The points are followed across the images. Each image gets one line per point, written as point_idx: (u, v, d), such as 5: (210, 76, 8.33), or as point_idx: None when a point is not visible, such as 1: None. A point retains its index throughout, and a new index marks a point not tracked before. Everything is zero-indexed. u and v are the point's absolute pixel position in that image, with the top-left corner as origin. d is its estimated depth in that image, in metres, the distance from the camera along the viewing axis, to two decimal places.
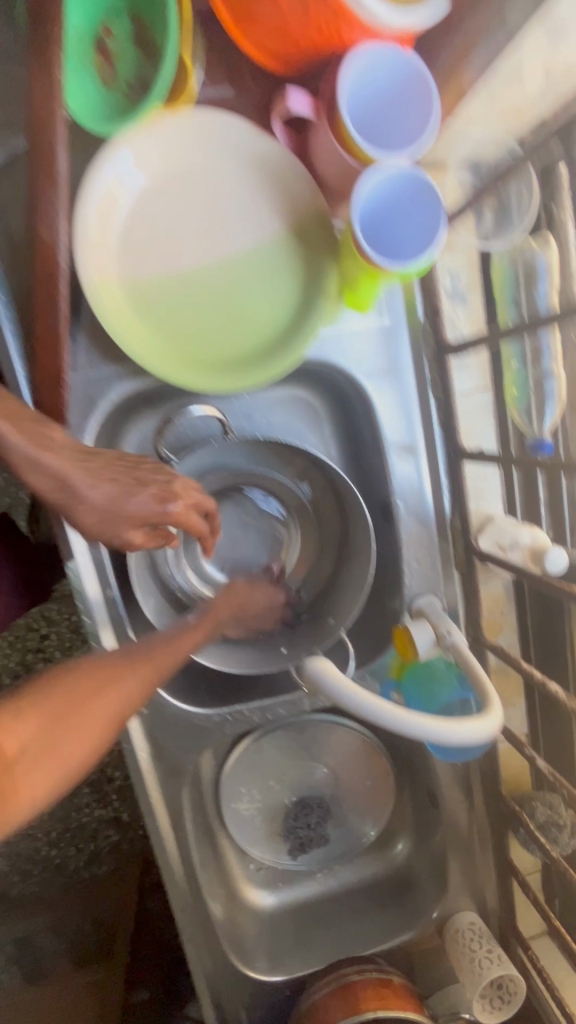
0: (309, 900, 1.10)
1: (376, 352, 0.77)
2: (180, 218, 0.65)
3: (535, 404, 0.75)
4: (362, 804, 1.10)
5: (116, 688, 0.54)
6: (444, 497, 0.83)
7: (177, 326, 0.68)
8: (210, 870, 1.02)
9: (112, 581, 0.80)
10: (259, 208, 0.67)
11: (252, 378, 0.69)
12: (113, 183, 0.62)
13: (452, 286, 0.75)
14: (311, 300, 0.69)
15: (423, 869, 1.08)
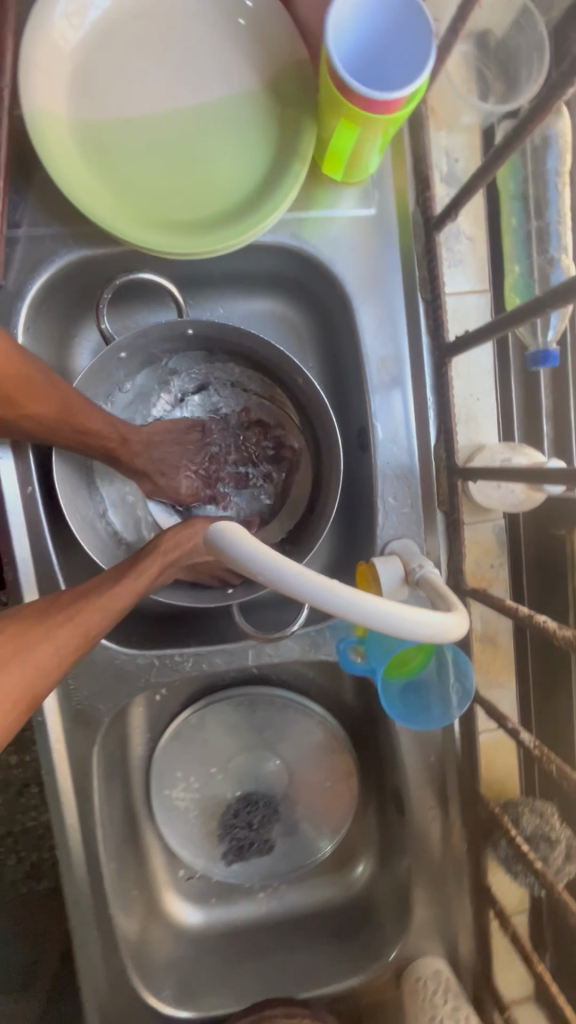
0: (244, 923, 0.91)
1: (362, 244, 0.68)
2: (144, 57, 0.59)
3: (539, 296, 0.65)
4: (318, 811, 0.91)
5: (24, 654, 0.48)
6: (430, 418, 0.70)
7: (131, 174, 0.60)
8: (125, 867, 0.85)
9: (35, 477, 0.69)
10: (231, 57, 0.60)
11: (208, 239, 0.60)
12: (74, 8, 0.57)
13: (449, 170, 0.66)
14: (284, 163, 0.61)
15: (385, 898, 0.88)
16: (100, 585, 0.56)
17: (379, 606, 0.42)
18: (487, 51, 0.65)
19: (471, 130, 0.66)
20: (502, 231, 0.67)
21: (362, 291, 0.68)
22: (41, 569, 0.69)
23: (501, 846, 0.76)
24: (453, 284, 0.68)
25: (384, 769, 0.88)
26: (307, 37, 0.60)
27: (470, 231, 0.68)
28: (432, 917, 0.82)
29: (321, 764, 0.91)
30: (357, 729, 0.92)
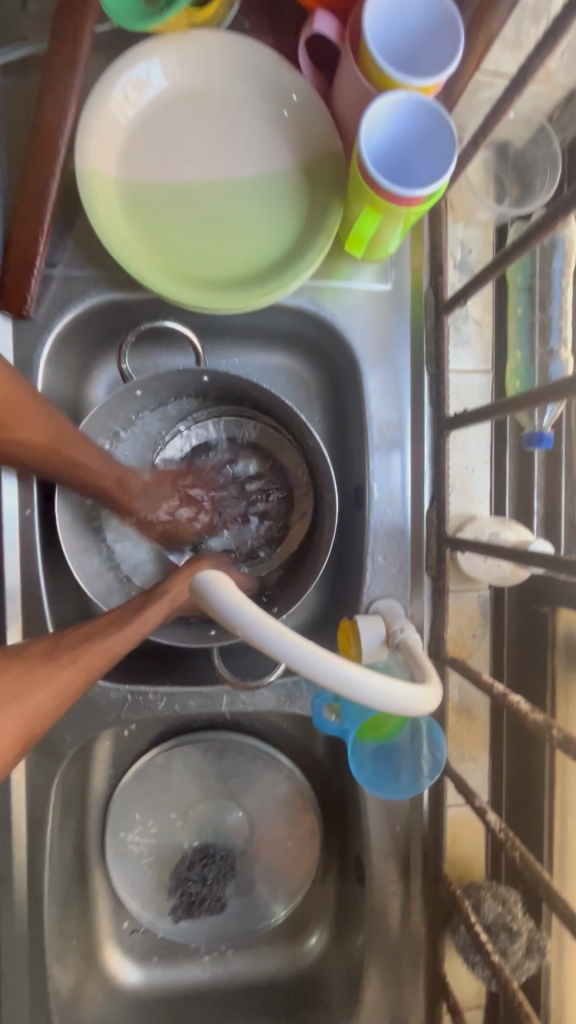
0: (186, 988, 0.86)
1: (373, 316, 0.72)
2: (193, 134, 0.64)
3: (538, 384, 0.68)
4: (277, 872, 0.88)
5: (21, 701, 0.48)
6: (424, 485, 0.72)
7: (168, 234, 0.65)
8: (69, 913, 0.81)
9: (35, 501, 0.70)
10: (271, 141, 0.66)
11: (231, 299, 0.64)
12: (134, 85, 0.62)
13: (462, 258, 0.71)
14: (310, 239, 0.66)
15: (336, 976, 0.83)
16: (99, 630, 0.55)
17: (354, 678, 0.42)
18: (506, 156, 0.71)
19: (485, 224, 0.71)
20: (508, 320, 0.71)
21: (371, 360, 0.72)
22: (28, 592, 0.69)
23: (461, 932, 0.73)
24: (457, 367, 0.72)
25: (348, 834, 0.86)
26: (342, 130, 0.66)
27: (478, 315, 0.72)
28: (383, 1003, 0.78)
29: (285, 822, 0.88)
30: (326, 788, 0.89)
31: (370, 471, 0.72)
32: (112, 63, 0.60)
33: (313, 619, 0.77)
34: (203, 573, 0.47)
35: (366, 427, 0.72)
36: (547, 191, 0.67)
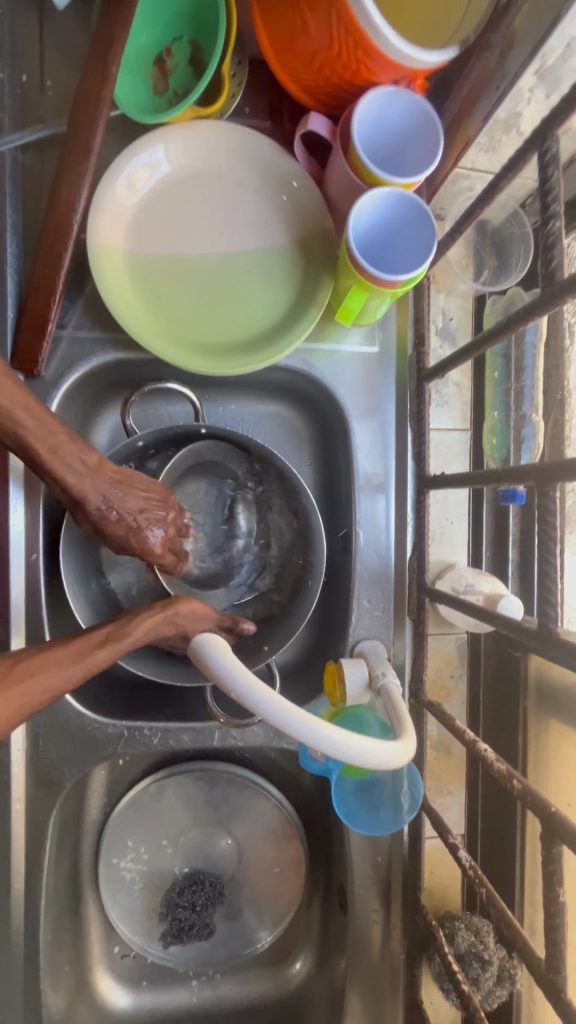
0: (174, 1011, 0.89)
1: (360, 376, 0.77)
2: (195, 211, 0.70)
3: (512, 445, 0.73)
4: (264, 898, 0.91)
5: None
6: (407, 533, 0.77)
7: (171, 302, 0.70)
8: (62, 938, 0.84)
9: (39, 546, 0.74)
10: (268, 219, 0.71)
11: (227, 364, 0.69)
12: (142, 167, 0.68)
13: (444, 325, 0.77)
14: (302, 308, 0.71)
15: (320, 1000, 0.87)
16: (75, 653, 0.57)
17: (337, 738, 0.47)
18: (485, 233, 0.77)
19: (465, 294, 0.77)
20: (485, 383, 0.77)
21: (360, 417, 0.77)
22: (31, 631, 0.73)
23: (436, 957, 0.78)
24: (438, 425, 0.77)
25: (333, 861, 0.89)
26: (333, 210, 0.71)
27: (458, 379, 0.78)
28: None
29: (273, 849, 0.92)
30: (312, 816, 0.93)
31: (357, 519, 0.77)
32: (123, 150, 0.66)
33: (300, 657, 0.81)
34: (200, 638, 0.53)
35: (353, 478, 0.77)
36: (521, 269, 0.73)
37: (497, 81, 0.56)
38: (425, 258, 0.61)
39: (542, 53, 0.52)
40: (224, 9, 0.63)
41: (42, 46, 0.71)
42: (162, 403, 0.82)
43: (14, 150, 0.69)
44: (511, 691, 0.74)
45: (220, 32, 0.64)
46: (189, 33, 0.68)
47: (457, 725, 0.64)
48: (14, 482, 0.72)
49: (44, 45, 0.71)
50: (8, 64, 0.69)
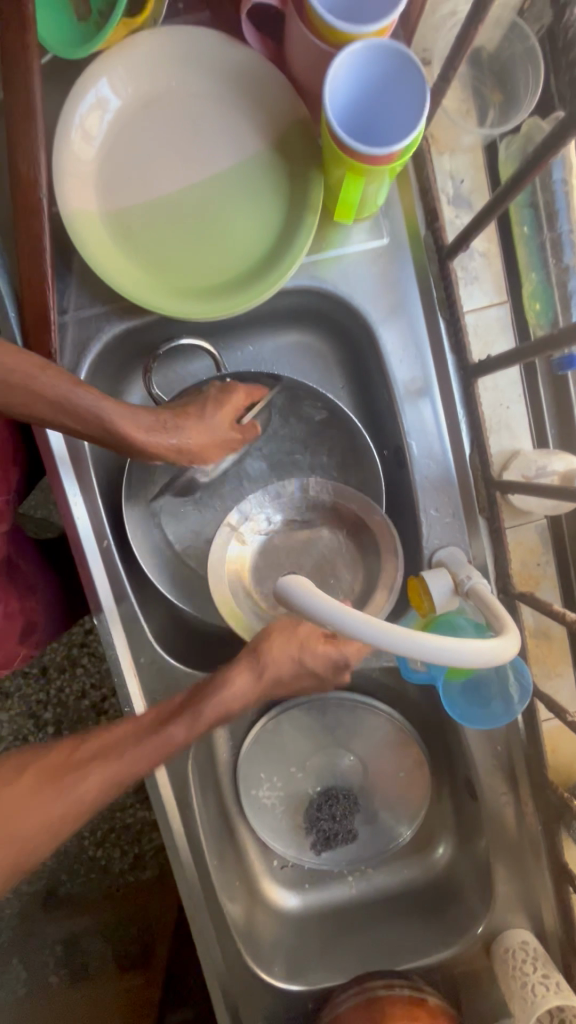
0: (339, 905, 0.99)
1: (378, 276, 0.71)
2: (159, 141, 0.64)
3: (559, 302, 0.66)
4: (396, 801, 0.98)
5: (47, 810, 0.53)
6: (462, 432, 0.73)
7: (162, 252, 0.66)
8: (226, 861, 0.94)
9: (108, 530, 0.76)
10: (235, 128, 0.64)
11: (233, 303, 0.65)
12: (92, 110, 0.62)
13: (455, 192, 0.68)
14: (296, 218, 0.65)
15: (469, 876, 0.93)
16: (122, 743, 0.59)
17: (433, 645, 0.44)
18: (481, 67, 0.67)
19: (472, 147, 0.67)
20: (515, 244, 0.69)
21: (385, 319, 0.71)
22: (124, 610, 0.77)
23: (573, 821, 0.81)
24: (473, 306, 0.70)
25: (453, 756, 0.94)
26: (304, 93, 0.64)
27: (483, 247, 0.69)
28: (514, 892, 0.88)
29: (394, 756, 0.97)
30: (424, 719, 0.98)
31: (407, 429, 0.73)
32: (67, 96, 0.60)
33: None
34: (285, 581, 0.47)
35: (393, 387, 0.73)
36: (532, 94, 0.63)
37: None
38: (419, 117, 0.53)
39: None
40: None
41: None
42: (183, 363, 0.80)
43: None
44: None
45: None
46: None
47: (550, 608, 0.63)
48: (67, 478, 0.73)
49: None
50: None
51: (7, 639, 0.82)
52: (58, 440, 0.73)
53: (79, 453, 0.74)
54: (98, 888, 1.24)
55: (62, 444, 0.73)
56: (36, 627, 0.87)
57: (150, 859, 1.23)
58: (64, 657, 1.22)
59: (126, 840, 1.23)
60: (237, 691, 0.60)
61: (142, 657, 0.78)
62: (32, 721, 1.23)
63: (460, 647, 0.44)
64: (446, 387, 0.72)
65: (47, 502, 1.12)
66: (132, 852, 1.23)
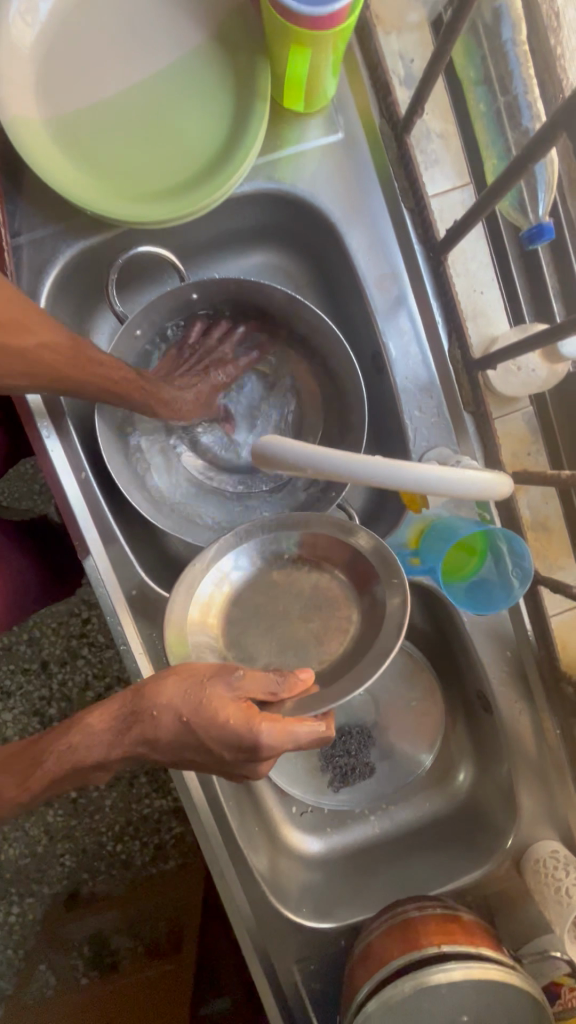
0: (362, 844, 0.97)
1: (337, 173, 0.69)
2: (97, 36, 0.62)
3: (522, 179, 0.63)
4: (410, 730, 0.96)
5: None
6: (439, 324, 0.71)
7: (111, 155, 0.64)
8: (243, 808, 0.91)
9: (85, 464, 0.73)
10: (175, 23, 0.63)
11: (186, 201, 0.63)
12: (28, 5, 0.60)
13: (407, 72, 0.67)
14: (246, 109, 0.63)
15: (491, 797, 0.91)
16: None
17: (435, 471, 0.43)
18: None
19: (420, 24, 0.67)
20: (473, 121, 0.67)
21: (348, 218, 0.70)
22: (110, 546, 0.74)
23: None
24: (438, 191, 0.69)
25: (463, 676, 0.92)
26: None
27: (440, 128, 0.69)
28: (538, 802, 0.85)
29: (404, 685, 0.96)
30: (431, 643, 0.96)
31: (383, 330, 0.71)
32: None
33: (372, 500, 0.81)
34: (262, 440, 0.46)
35: (365, 288, 0.71)
36: None
37: None
38: None
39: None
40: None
41: None
42: (152, 289, 0.78)
43: None
44: None
45: None
46: None
47: (534, 474, 0.62)
48: (37, 411, 0.71)
49: None
50: None
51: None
52: None
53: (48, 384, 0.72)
54: (121, 879, 1.20)
55: None
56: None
57: (171, 850, 1.20)
58: (65, 648, 1.19)
59: (144, 831, 1.20)
60: (108, 738, 0.54)
61: (135, 594, 0.75)
62: (36, 716, 1.19)
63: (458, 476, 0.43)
64: (418, 278, 0.70)
65: (31, 488, 1.12)
66: (151, 843, 1.20)
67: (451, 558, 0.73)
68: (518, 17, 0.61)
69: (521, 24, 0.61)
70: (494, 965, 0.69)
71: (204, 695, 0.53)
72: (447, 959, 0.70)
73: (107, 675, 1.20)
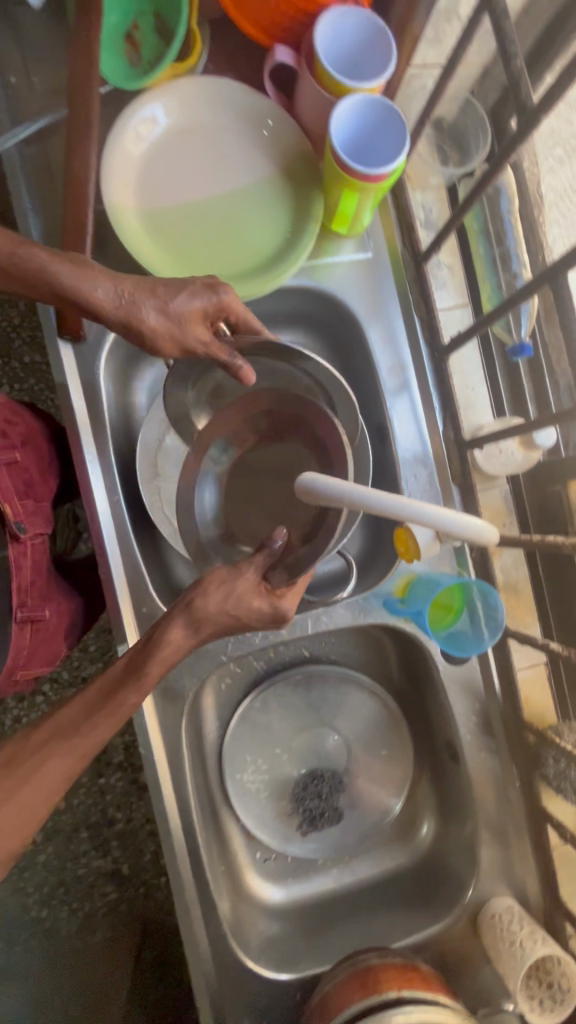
0: (323, 897, 0.97)
1: (362, 280, 0.85)
2: (191, 159, 0.78)
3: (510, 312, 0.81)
4: (379, 778, 1.00)
5: (8, 808, 0.57)
6: (436, 409, 0.86)
7: (186, 244, 0.78)
8: (212, 845, 0.92)
9: (119, 490, 0.82)
10: (253, 157, 0.80)
11: (242, 289, 0.77)
12: (143, 124, 0.76)
13: (426, 217, 0.86)
14: (301, 227, 0.79)
15: (451, 851, 0.95)
16: (70, 723, 0.62)
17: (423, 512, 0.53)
18: (443, 130, 0.86)
19: (439, 185, 0.86)
20: (473, 259, 0.85)
21: (370, 317, 0.85)
22: (129, 567, 0.81)
23: (547, 766, 0.86)
24: (444, 306, 0.86)
25: (432, 726, 0.99)
26: (310, 135, 0.80)
27: (448, 260, 0.87)
28: (497, 858, 0.89)
29: (377, 733, 1.01)
30: (404, 694, 1.02)
31: (390, 408, 0.85)
32: (126, 111, 0.74)
33: (365, 552, 0.91)
34: (302, 478, 0.58)
35: (379, 373, 0.85)
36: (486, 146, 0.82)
37: None
38: (400, 152, 0.70)
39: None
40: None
41: (24, 46, 0.78)
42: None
43: (20, 144, 0.77)
44: (561, 511, 0.83)
45: None
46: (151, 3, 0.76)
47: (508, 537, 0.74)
48: (85, 440, 0.80)
49: (25, 44, 0.78)
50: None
51: (56, 637, 0.84)
52: (80, 406, 0.81)
53: (97, 418, 0.81)
54: (48, 950, 1.18)
55: (83, 410, 0.81)
56: (76, 623, 0.89)
57: (101, 918, 1.19)
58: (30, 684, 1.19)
59: (76, 895, 1.19)
60: (175, 641, 0.64)
61: (147, 611, 0.81)
62: None
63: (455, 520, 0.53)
64: (421, 372, 0.86)
65: None
66: (82, 910, 1.19)
67: (434, 608, 0.82)
68: (513, 194, 0.80)
69: (516, 198, 0.80)
70: (452, 1010, 0.71)
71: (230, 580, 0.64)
72: (406, 1003, 0.71)
73: None
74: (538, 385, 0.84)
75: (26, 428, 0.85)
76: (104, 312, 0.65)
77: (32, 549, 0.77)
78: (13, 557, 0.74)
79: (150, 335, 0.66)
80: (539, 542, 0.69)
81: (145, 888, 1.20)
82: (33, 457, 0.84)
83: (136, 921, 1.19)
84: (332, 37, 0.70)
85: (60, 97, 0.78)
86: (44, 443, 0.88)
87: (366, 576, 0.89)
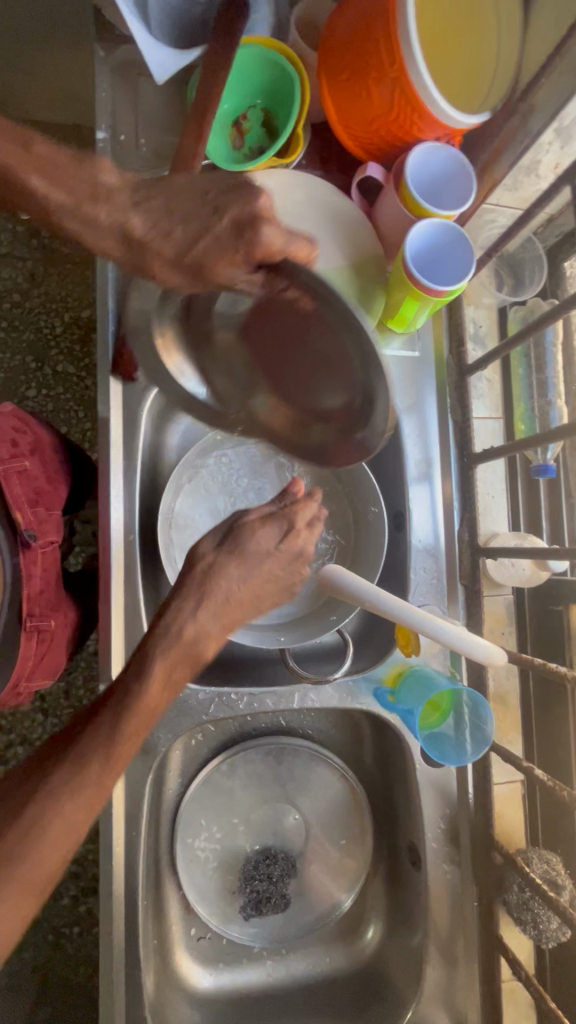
0: (251, 989, 0.92)
1: (405, 374, 0.90)
2: None
3: None
4: (332, 869, 0.96)
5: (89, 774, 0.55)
6: (454, 508, 0.88)
7: None
8: (148, 914, 0.86)
9: (135, 526, 0.84)
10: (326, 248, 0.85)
11: None
12: None
13: (475, 333, 0.92)
14: None
15: (395, 963, 0.90)
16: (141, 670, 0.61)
17: (439, 624, 0.62)
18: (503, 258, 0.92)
19: (491, 306, 0.92)
20: (512, 379, 0.90)
21: (407, 409, 0.89)
22: (130, 603, 0.82)
23: (510, 894, 0.83)
24: (478, 414, 0.90)
25: (396, 822, 0.96)
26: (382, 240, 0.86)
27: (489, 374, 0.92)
28: (442, 981, 0.85)
29: (338, 821, 0.97)
30: (373, 785, 0.99)
31: (411, 499, 0.88)
32: None
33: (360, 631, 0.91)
34: (330, 569, 0.67)
35: (406, 465, 0.88)
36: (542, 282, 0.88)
37: (521, 136, 0.71)
38: (462, 280, 0.76)
39: (558, 114, 0.68)
40: (300, 77, 0.78)
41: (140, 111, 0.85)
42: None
43: None
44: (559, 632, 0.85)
45: (295, 95, 0.78)
46: (262, 98, 0.82)
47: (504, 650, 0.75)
48: (114, 475, 0.82)
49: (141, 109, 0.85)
50: (110, 128, 0.83)
51: (57, 650, 0.81)
52: (116, 442, 0.83)
53: (131, 457, 0.83)
54: None
55: (119, 447, 0.83)
56: (76, 632, 0.87)
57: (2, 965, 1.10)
58: None
59: None
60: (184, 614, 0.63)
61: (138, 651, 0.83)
62: None
63: (471, 639, 0.62)
64: (446, 473, 0.89)
65: None
66: None
67: (426, 708, 0.82)
68: (558, 337, 0.86)
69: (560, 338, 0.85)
70: None
71: (240, 554, 0.68)
72: None
73: (26, 732, 1.15)
74: (555, 507, 0.87)
75: (37, 436, 0.82)
76: (112, 255, 0.57)
77: (43, 557, 0.77)
78: (24, 565, 0.75)
79: (163, 280, 0.57)
80: (530, 664, 0.71)
81: (55, 939, 1.12)
82: (42, 466, 0.81)
83: (40, 975, 1.10)
84: (422, 164, 0.76)
85: (162, 162, 0.84)
86: (53, 451, 0.85)
87: (359, 659, 0.89)
